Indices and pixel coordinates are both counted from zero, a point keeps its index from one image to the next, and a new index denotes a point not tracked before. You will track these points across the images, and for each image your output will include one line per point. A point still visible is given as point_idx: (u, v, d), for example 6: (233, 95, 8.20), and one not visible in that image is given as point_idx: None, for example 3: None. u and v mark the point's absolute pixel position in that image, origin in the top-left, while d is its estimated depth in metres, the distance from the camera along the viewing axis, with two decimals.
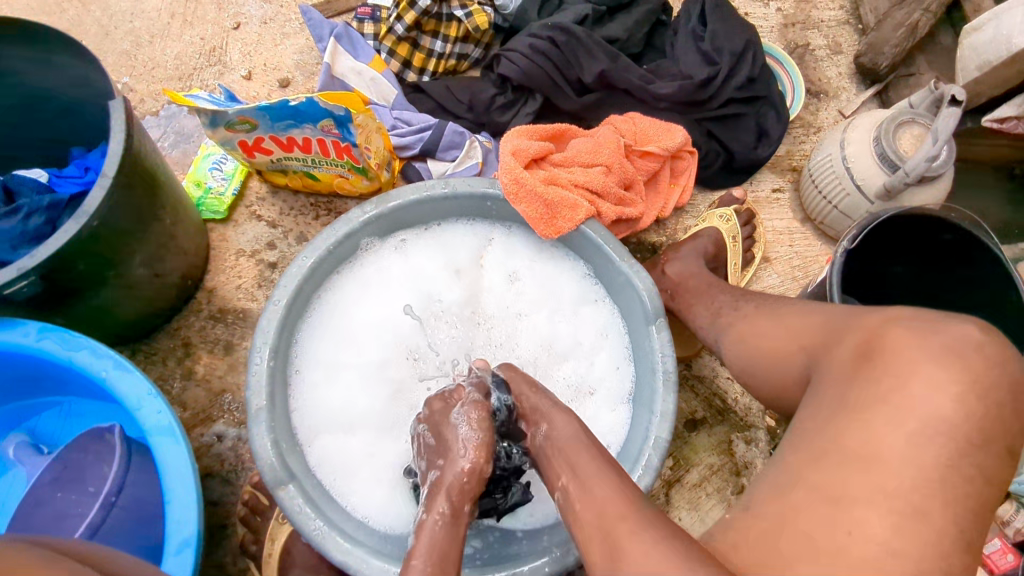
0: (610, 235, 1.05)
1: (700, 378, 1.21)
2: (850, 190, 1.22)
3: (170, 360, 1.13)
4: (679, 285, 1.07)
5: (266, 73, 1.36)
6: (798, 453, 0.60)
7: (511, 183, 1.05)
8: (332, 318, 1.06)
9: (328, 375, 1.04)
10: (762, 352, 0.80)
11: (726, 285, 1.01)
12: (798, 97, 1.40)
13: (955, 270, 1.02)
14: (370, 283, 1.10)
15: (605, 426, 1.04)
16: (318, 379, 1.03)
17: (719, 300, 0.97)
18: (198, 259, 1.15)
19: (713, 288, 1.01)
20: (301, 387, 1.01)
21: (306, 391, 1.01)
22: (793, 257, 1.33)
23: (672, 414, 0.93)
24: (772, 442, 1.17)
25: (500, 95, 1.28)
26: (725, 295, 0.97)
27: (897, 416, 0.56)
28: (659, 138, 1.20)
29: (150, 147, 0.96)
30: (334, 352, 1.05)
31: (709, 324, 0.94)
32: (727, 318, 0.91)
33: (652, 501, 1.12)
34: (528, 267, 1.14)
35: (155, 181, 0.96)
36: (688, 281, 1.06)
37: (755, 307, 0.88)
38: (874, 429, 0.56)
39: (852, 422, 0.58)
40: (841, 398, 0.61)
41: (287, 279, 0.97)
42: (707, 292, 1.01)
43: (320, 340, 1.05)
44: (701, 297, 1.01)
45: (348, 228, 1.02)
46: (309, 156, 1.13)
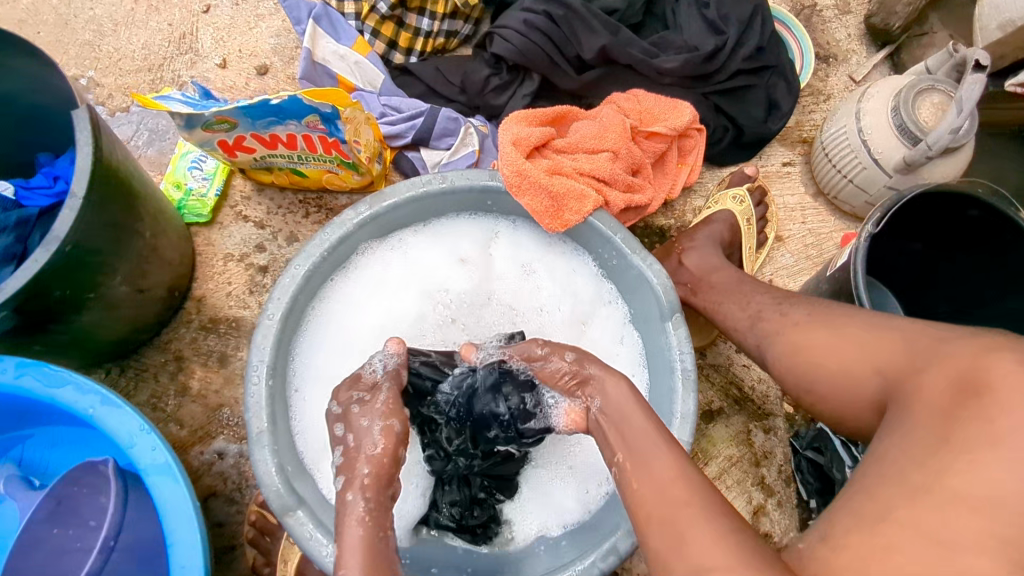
0: (620, 226, 1.00)
1: (715, 366, 1.18)
2: (867, 164, 1.16)
3: (162, 377, 1.08)
4: (700, 280, 1.01)
5: (242, 60, 1.27)
6: (867, 477, 0.56)
7: (513, 175, 0.99)
8: (332, 327, 1.01)
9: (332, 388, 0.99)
10: (824, 371, 0.75)
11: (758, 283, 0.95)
12: (807, 62, 1.30)
13: (975, 268, 0.99)
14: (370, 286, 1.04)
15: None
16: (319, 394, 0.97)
17: (757, 300, 0.91)
18: (184, 268, 1.09)
19: (743, 284, 0.96)
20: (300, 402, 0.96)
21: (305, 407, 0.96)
22: (807, 235, 1.28)
23: (692, 416, 0.90)
24: (791, 430, 1.15)
25: (494, 76, 1.19)
26: (762, 296, 0.91)
27: (987, 446, 0.51)
28: (665, 118, 1.14)
29: (121, 153, 0.88)
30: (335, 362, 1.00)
31: (746, 328, 0.89)
32: (769, 325, 0.85)
33: None
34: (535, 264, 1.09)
35: (128, 191, 0.88)
36: (710, 276, 1.01)
37: (809, 317, 0.81)
38: (973, 463, 0.50)
39: (955, 459, 0.51)
40: (943, 433, 0.54)
41: (280, 291, 0.92)
42: (735, 291, 0.95)
43: (320, 349, 1.00)
44: (730, 296, 0.95)
45: (342, 231, 0.96)
46: (295, 152, 1.06)
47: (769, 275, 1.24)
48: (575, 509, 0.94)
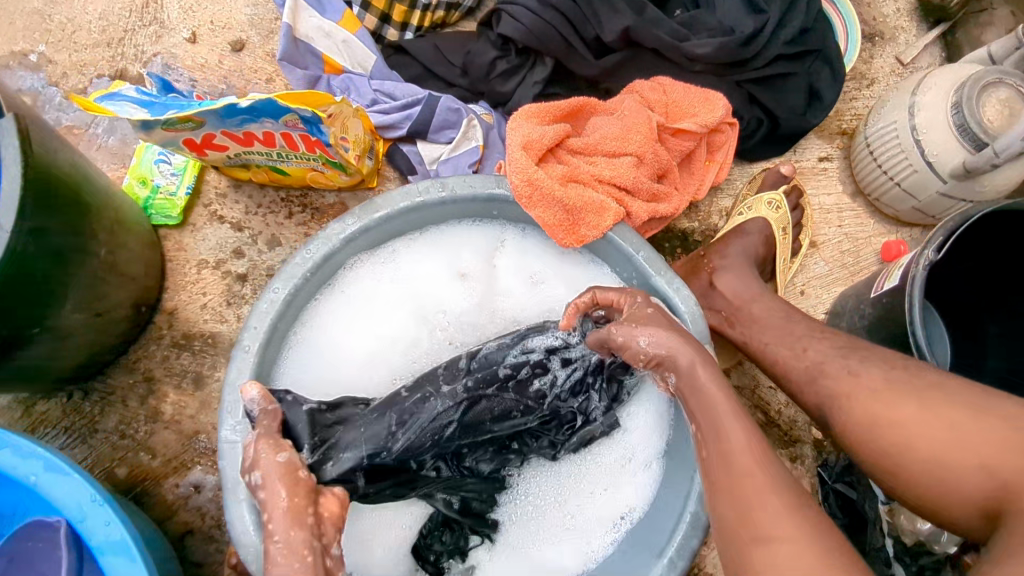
0: (643, 243, 0.88)
1: (740, 389, 1.08)
2: (918, 167, 1.03)
3: (131, 400, 0.98)
4: (739, 310, 0.95)
5: (214, 33, 1.12)
6: None
7: (524, 184, 0.86)
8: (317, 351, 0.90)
9: None
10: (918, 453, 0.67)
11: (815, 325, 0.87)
12: (852, 44, 1.17)
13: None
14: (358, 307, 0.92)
15: (631, 493, 0.87)
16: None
17: (815, 348, 0.83)
18: (151, 280, 0.97)
19: (796, 324, 0.89)
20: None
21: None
22: (843, 240, 1.16)
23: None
24: (819, 458, 1.07)
25: (502, 58, 1.04)
26: (821, 343, 0.83)
27: None
28: (695, 113, 1.00)
29: (61, 162, 0.75)
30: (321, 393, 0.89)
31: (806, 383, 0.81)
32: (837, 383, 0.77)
33: None
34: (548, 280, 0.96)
35: (73, 210, 0.76)
36: (751, 307, 0.95)
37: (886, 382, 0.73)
38: None
39: None
40: None
41: (257, 318, 0.82)
42: (787, 330, 0.88)
43: (305, 380, 0.89)
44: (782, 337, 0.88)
45: (327, 247, 0.85)
46: (273, 150, 0.93)
47: (801, 285, 1.13)
48: (575, 568, 0.85)
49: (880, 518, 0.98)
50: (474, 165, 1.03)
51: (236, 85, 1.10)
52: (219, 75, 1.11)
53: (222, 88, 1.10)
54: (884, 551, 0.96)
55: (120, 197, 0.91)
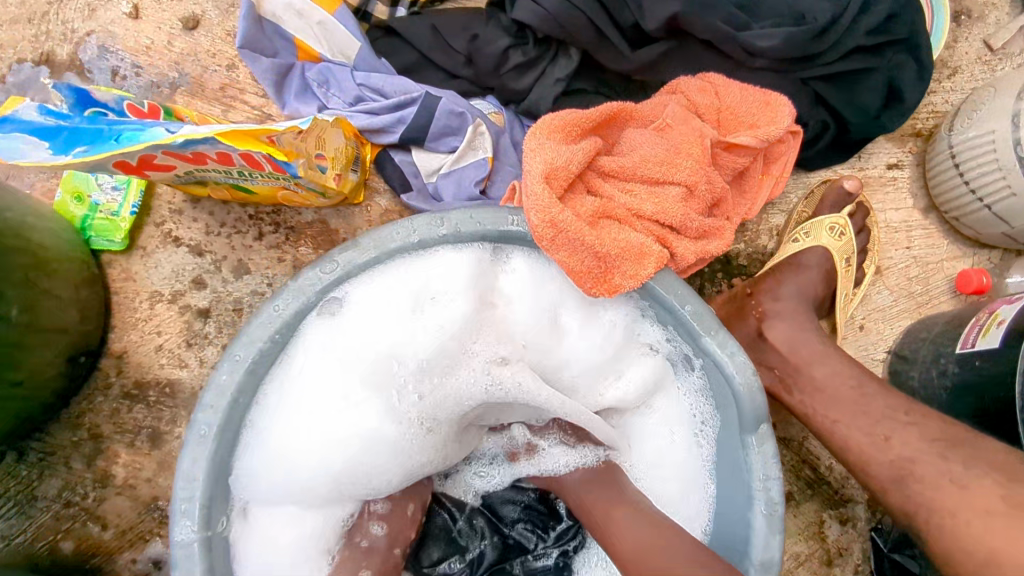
0: (689, 293, 0.71)
1: (784, 441, 0.93)
2: (1019, 188, 0.85)
3: (75, 462, 0.83)
4: (797, 371, 0.82)
5: (162, 7, 0.91)
6: None
7: (544, 224, 0.69)
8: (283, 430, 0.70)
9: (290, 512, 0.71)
10: None
11: (895, 402, 0.74)
12: (939, 26, 0.96)
13: None
14: (338, 359, 0.71)
15: None
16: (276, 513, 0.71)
17: (902, 439, 0.71)
18: (92, 323, 0.80)
19: (872, 400, 0.76)
20: (251, 528, 0.70)
21: (257, 531, 0.70)
22: (911, 264, 0.99)
23: (775, 566, 0.68)
24: (874, 520, 0.92)
25: (516, 48, 0.85)
26: (905, 430, 0.71)
27: None
28: (754, 122, 0.82)
29: None
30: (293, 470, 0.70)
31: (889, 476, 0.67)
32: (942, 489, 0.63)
33: None
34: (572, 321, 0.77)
35: None
36: (813, 369, 0.81)
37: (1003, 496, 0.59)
38: None
39: None
40: None
41: (212, 397, 0.65)
42: (861, 407, 0.76)
43: (269, 455, 0.69)
44: (852, 415, 0.76)
45: (300, 302, 0.67)
46: (232, 169, 0.75)
47: (861, 319, 0.97)
48: None
49: None
50: (480, 182, 0.85)
51: (190, 73, 0.91)
52: (169, 60, 0.90)
53: (173, 76, 0.90)
54: None
55: (37, 223, 0.72)
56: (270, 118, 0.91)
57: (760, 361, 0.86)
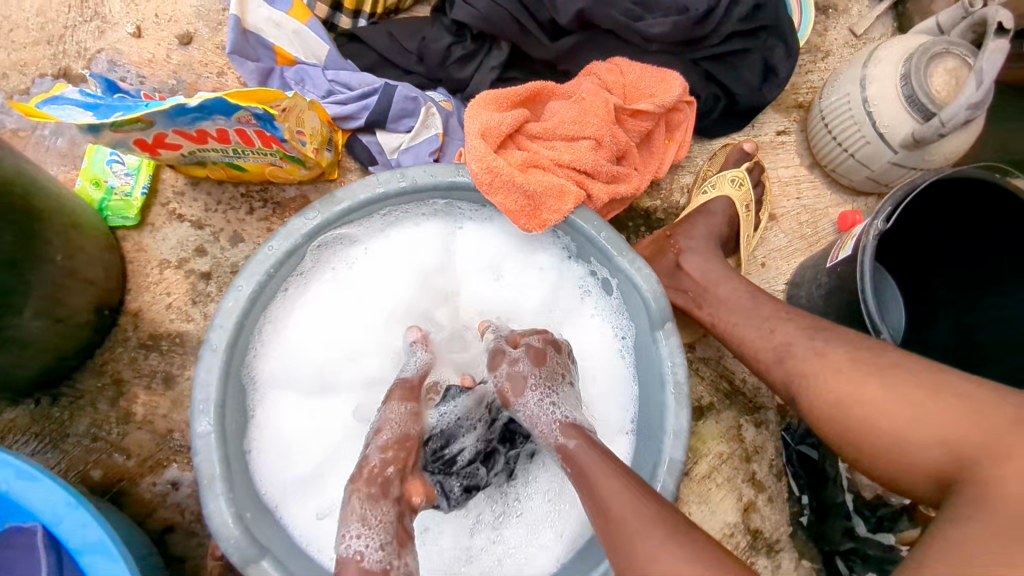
0: (604, 224, 0.90)
1: (705, 360, 1.12)
2: (871, 138, 1.06)
3: (100, 403, 0.97)
4: (707, 292, 1.00)
5: (161, 27, 1.09)
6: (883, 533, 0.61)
7: (483, 172, 0.86)
8: (290, 342, 0.91)
9: (296, 402, 0.91)
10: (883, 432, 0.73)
11: (779, 304, 0.92)
12: (806, 16, 1.17)
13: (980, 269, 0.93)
14: (347, 297, 0.95)
15: None
16: (288, 407, 0.91)
17: (784, 329, 0.89)
18: (113, 282, 0.95)
19: (762, 305, 0.94)
20: (264, 417, 0.88)
21: (271, 419, 0.89)
22: (802, 211, 1.19)
23: (683, 433, 0.84)
24: (783, 422, 1.11)
25: (457, 45, 1.04)
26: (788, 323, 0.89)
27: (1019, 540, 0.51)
28: (652, 92, 1.01)
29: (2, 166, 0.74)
30: (302, 375, 0.92)
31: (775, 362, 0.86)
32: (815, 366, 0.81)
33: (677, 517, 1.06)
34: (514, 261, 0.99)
35: (15, 217, 0.75)
36: (718, 288, 0.99)
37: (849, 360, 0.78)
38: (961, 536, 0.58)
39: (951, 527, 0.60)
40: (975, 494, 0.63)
41: (223, 317, 0.81)
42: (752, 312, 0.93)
43: (283, 363, 0.90)
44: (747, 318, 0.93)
45: (290, 242, 0.84)
46: (229, 146, 0.92)
47: (762, 257, 1.16)
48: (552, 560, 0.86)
49: (841, 475, 1.03)
50: (434, 153, 1.03)
51: (186, 80, 1.08)
52: (168, 70, 1.08)
53: (172, 83, 1.08)
54: (846, 505, 1.01)
55: (70, 194, 0.88)
56: None
57: (675, 287, 1.04)
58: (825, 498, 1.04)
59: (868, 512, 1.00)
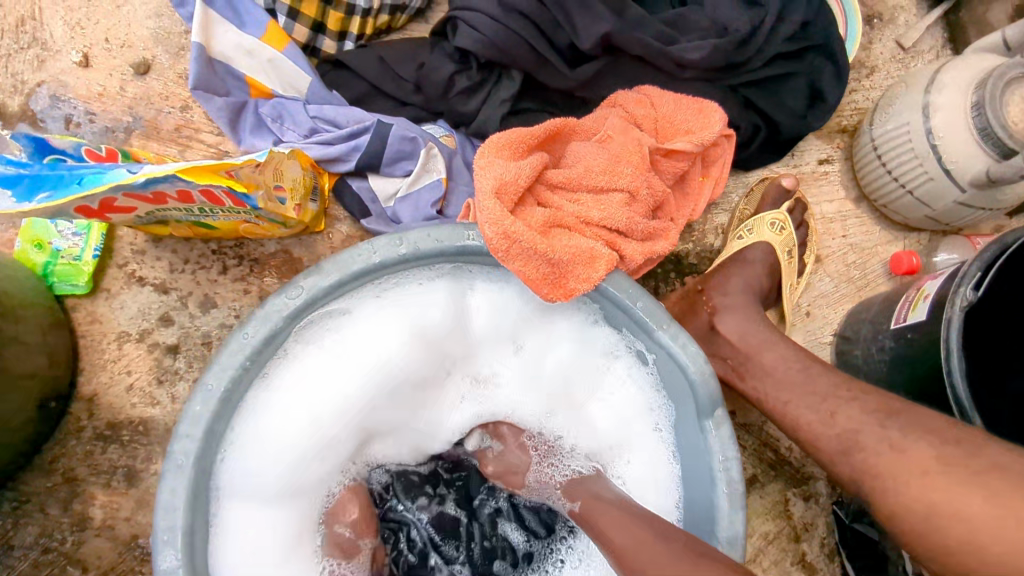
0: (639, 290, 0.76)
1: (747, 428, 0.99)
2: (934, 174, 0.92)
3: (51, 508, 0.83)
4: (749, 360, 0.86)
5: (112, 54, 0.93)
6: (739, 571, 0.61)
7: (499, 237, 0.72)
8: (259, 435, 0.74)
9: (269, 503, 0.75)
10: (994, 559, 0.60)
11: (844, 377, 0.79)
12: (854, 30, 1.03)
13: None
14: (328, 374, 0.77)
15: None
16: (259, 512, 0.75)
17: (846, 413, 0.75)
18: (60, 367, 0.81)
19: (817, 379, 0.80)
20: (234, 530, 0.73)
21: (241, 531, 0.74)
22: (849, 251, 1.06)
23: (739, 542, 0.72)
24: (834, 495, 0.99)
25: (461, 74, 0.89)
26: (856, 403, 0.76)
27: None
28: (689, 128, 0.87)
29: None
30: (277, 477, 0.75)
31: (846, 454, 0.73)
32: (895, 466, 0.68)
33: None
34: (525, 317, 0.83)
35: None
36: (762, 356, 0.85)
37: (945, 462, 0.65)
38: None
39: None
40: None
41: (188, 426, 0.67)
42: (810, 386, 0.80)
43: (255, 465, 0.74)
44: (804, 393, 0.80)
45: (268, 327, 0.70)
46: (193, 206, 0.77)
47: (807, 306, 1.03)
48: None
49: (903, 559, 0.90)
50: (436, 203, 0.88)
51: (144, 116, 0.93)
52: (122, 105, 0.92)
53: (127, 121, 0.92)
54: None
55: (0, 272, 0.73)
56: (225, 155, 0.93)
57: (713, 353, 0.91)
58: None
59: None
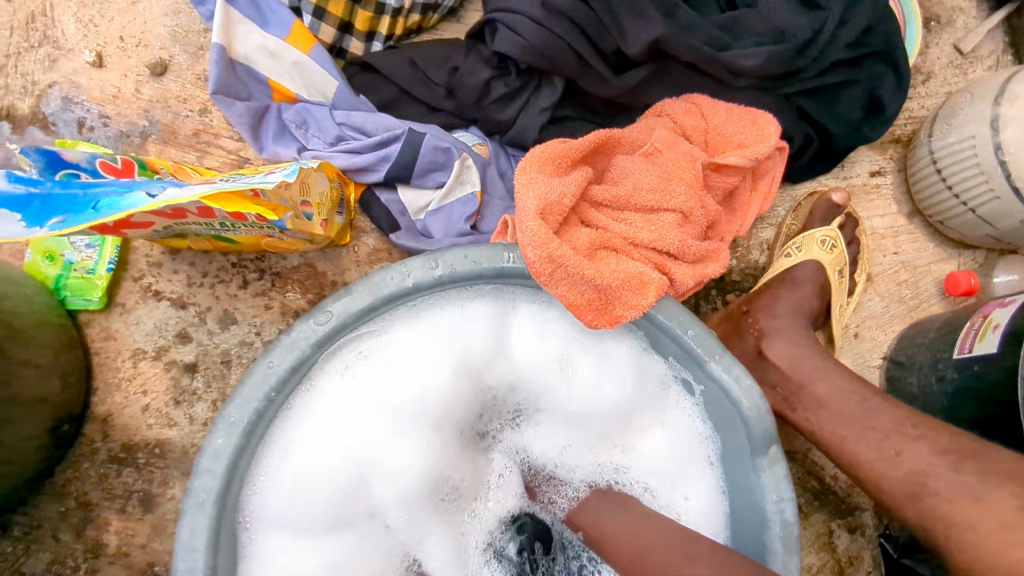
0: (690, 318, 0.71)
1: (792, 455, 0.93)
2: (1001, 191, 0.86)
3: (63, 534, 0.79)
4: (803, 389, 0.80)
5: (127, 53, 0.88)
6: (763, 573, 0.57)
7: (543, 262, 0.67)
8: (285, 469, 0.69)
9: (297, 543, 0.70)
10: None
11: (908, 413, 0.74)
12: (913, 35, 0.97)
13: None
14: (356, 401, 0.71)
15: None
16: (286, 552, 0.69)
17: (913, 452, 0.69)
18: (73, 387, 0.76)
19: (878, 415, 0.74)
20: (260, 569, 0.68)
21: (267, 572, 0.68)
22: (900, 269, 1.00)
23: None
24: (882, 527, 0.93)
25: (497, 80, 0.84)
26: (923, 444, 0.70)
27: None
28: (742, 141, 0.81)
29: None
30: (306, 517, 0.69)
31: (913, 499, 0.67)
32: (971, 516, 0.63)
33: None
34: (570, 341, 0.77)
35: None
36: (816, 385, 0.79)
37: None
38: None
39: None
40: None
41: (210, 460, 0.63)
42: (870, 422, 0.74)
43: (283, 502, 0.68)
44: (863, 429, 0.74)
45: (294, 354, 0.65)
46: (214, 221, 0.72)
47: (855, 328, 0.97)
48: None
49: None
50: (470, 218, 0.83)
51: (161, 120, 0.88)
52: (138, 109, 0.87)
53: (143, 125, 0.87)
54: None
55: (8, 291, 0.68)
56: (246, 162, 0.88)
57: (761, 378, 0.85)
58: None
59: None
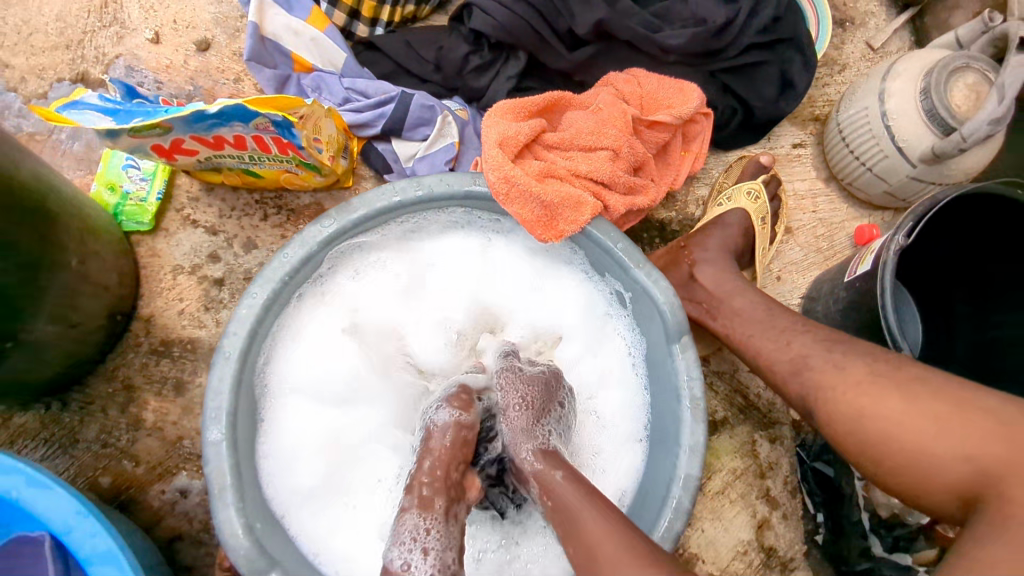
0: (620, 234, 0.87)
1: (720, 375, 1.12)
2: (889, 151, 1.05)
3: (111, 409, 0.96)
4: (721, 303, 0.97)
5: (178, 33, 1.09)
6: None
7: (500, 182, 0.86)
8: (299, 341, 0.89)
9: (304, 403, 0.89)
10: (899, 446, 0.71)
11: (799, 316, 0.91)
12: (824, 29, 1.17)
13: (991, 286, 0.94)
14: (362, 296, 0.94)
15: (623, 469, 0.90)
16: (297, 409, 0.89)
17: (800, 341, 0.85)
18: (126, 287, 0.95)
19: (779, 318, 0.91)
20: (275, 419, 0.87)
21: (281, 421, 0.88)
22: (818, 225, 1.18)
23: (701, 449, 0.81)
24: (798, 438, 1.10)
25: (474, 54, 1.04)
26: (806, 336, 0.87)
27: None
28: (671, 104, 1.00)
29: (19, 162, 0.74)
30: (313, 381, 0.90)
31: (791, 373, 0.84)
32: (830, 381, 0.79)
33: (693, 534, 1.05)
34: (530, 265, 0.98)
35: (37, 220, 0.76)
36: (733, 300, 0.96)
37: (870, 374, 0.76)
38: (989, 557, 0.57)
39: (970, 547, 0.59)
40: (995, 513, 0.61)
41: (237, 325, 0.79)
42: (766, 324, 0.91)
43: (295, 369, 0.89)
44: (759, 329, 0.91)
45: (306, 249, 0.82)
46: (245, 153, 0.90)
47: (778, 271, 1.15)
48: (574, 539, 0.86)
49: (856, 494, 1.01)
50: (450, 162, 1.03)
51: (203, 86, 1.08)
52: (185, 76, 1.08)
53: (189, 89, 1.08)
54: (862, 525, 1.00)
55: (86, 200, 0.88)
56: None
57: (689, 298, 1.02)
58: (843, 516, 1.02)
59: (884, 531, 0.98)
